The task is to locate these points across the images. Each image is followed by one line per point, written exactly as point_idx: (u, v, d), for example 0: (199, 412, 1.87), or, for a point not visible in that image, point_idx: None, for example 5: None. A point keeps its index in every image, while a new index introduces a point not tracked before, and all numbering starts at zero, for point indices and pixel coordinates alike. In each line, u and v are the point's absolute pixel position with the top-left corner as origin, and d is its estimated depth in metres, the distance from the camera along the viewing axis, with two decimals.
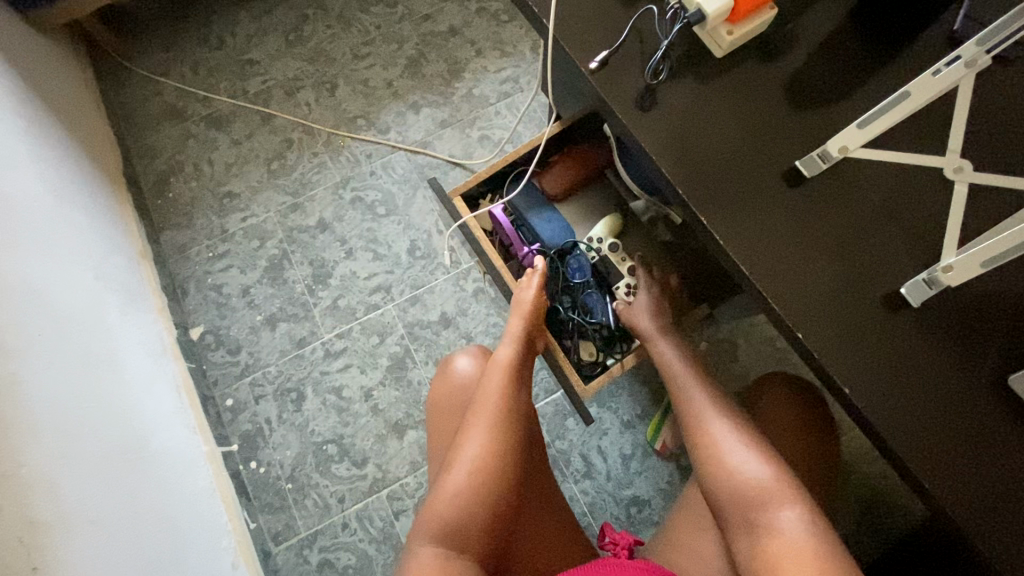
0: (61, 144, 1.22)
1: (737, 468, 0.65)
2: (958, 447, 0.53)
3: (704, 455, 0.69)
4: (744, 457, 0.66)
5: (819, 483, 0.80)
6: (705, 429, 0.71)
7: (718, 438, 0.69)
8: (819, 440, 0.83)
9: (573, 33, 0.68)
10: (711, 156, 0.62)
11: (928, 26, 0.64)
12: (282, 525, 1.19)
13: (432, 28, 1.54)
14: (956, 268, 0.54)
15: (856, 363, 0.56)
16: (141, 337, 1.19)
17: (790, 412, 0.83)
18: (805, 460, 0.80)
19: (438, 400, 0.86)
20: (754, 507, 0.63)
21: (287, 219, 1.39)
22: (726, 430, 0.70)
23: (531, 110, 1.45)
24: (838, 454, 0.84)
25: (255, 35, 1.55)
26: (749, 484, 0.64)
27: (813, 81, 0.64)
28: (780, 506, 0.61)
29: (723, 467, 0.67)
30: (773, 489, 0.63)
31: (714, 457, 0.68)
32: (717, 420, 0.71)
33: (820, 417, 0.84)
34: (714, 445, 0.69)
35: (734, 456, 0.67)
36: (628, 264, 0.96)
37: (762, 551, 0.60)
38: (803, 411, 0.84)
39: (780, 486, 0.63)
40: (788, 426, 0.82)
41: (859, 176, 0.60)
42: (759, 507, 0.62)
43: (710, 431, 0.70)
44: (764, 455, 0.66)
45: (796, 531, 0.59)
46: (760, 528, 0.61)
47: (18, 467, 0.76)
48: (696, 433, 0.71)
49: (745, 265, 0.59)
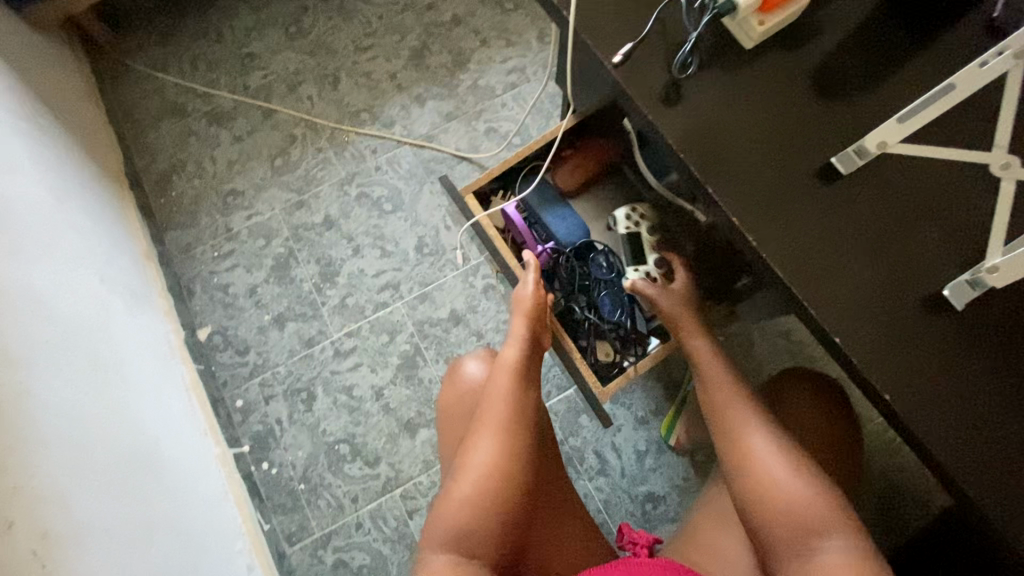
0: (61, 144, 1.20)
1: (766, 470, 0.64)
2: (1004, 453, 0.51)
3: (738, 469, 0.66)
4: (785, 474, 0.63)
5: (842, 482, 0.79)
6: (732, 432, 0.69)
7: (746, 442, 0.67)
8: (842, 438, 0.81)
9: (594, 24, 0.65)
10: (742, 153, 0.60)
11: (965, 13, 0.61)
12: (295, 525, 1.18)
13: (436, 18, 1.50)
14: (1003, 269, 0.52)
15: (897, 368, 0.54)
16: (148, 340, 1.17)
17: (812, 410, 0.82)
18: (828, 457, 0.79)
19: (447, 404, 0.84)
20: (793, 525, 0.61)
21: (292, 216, 1.37)
22: (761, 443, 0.66)
23: (538, 102, 1.42)
24: (861, 451, 0.82)
25: (254, 28, 1.52)
26: (789, 502, 0.62)
27: (846, 71, 0.61)
28: (824, 527, 0.60)
29: (760, 484, 0.64)
30: (802, 493, 0.61)
31: (748, 472, 0.65)
32: (748, 425, 0.68)
33: (842, 413, 0.82)
34: (749, 459, 0.66)
35: (772, 471, 0.64)
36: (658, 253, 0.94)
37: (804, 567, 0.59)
38: (825, 407, 0.82)
39: (810, 490, 0.62)
40: (809, 424, 0.81)
41: (893, 171, 0.58)
42: (800, 527, 0.60)
43: (737, 435, 0.68)
44: (804, 470, 0.63)
45: (839, 553, 0.58)
46: (799, 547, 0.60)
47: (28, 479, 0.74)
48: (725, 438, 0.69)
49: (779, 267, 0.57)
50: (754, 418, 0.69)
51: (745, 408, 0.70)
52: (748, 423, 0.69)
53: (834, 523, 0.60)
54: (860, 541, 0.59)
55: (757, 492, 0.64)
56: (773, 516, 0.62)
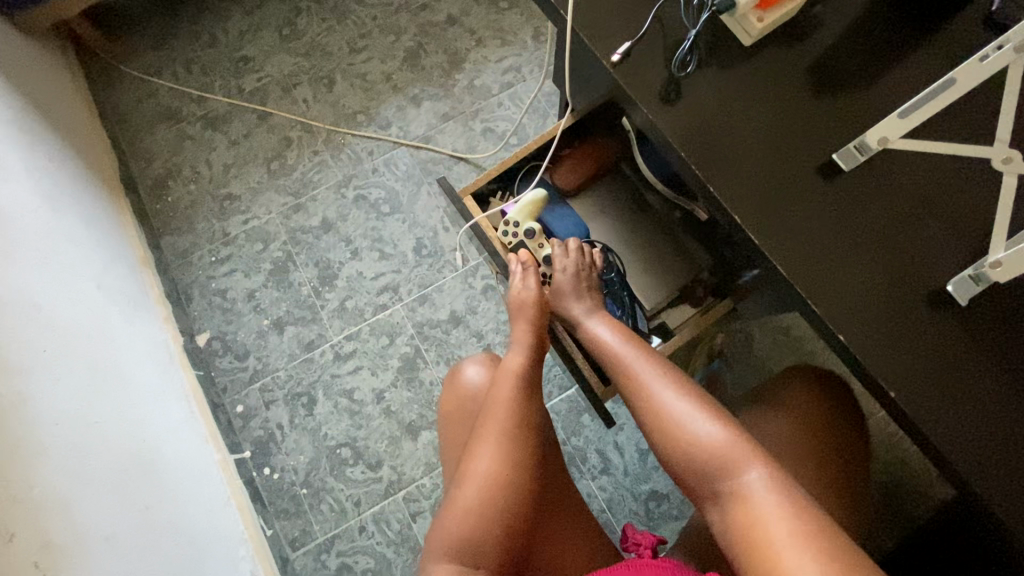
0: (54, 151, 1.19)
1: (688, 434, 0.63)
2: (1009, 446, 0.51)
3: (650, 423, 0.66)
4: (696, 421, 0.63)
5: (849, 469, 0.79)
6: (645, 397, 0.68)
7: (661, 405, 0.66)
8: (842, 426, 0.81)
9: (592, 23, 0.65)
10: (743, 150, 0.60)
11: (965, 5, 0.61)
12: (298, 530, 1.18)
13: (430, 18, 1.50)
14: (1005, 263, 0.52)
15: (901, 363, 0.54)
16: (148, 347, 1.17)
17: (811, 399, 0.82)
18: (831, 444, 0.79)
19: (448, 410, 0.84)
20: (715, 474, 0.60)
21: (290, 220, 1.37)
22: (670, 393, 0.67)
23: (535, 102, 1.42)
24: (866, 440, 0.82)
25: (248, 31, 1.51)
26: (713, 460, 0.61)
27: (846, 66, 0.61)
28: (746, 470, 0.59)
29: (673, 434, 0.64)
30: (731, 451, 0.60)
31: (659, 423, 0.65)
32: (659, 389, 0.68)
33: (841, 401, 0.83)
34: (658, 410, 0.66)
35: (685, 419, 0.64)
36: (544, 251, 0.91)
37: (738, 522, 0.56)
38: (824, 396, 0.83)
39: (738, 447, 0.60)
40: (809, 413, 0.81)
41: (895, 168, 0.58)
42: (725, 480, 0.59)
43: (651, 399, 0.67)
44: (719, 417, 0.63)
45: (764, 494, 0.56)
46: (727, 494, 0.59)
47: (29, 489, 0.74)
48: (640, 404, 0.68)
49: (781, 264, 0.57)
50: (666, 379, 0.69)
51: (650, 362, 0.71)
52: (656, 376, 0.69)
53: (754, 465, 0.59)
54: (787, 482, 0.57)
55: (674, 443, 0.64)
56: (693, 465, 0.62)
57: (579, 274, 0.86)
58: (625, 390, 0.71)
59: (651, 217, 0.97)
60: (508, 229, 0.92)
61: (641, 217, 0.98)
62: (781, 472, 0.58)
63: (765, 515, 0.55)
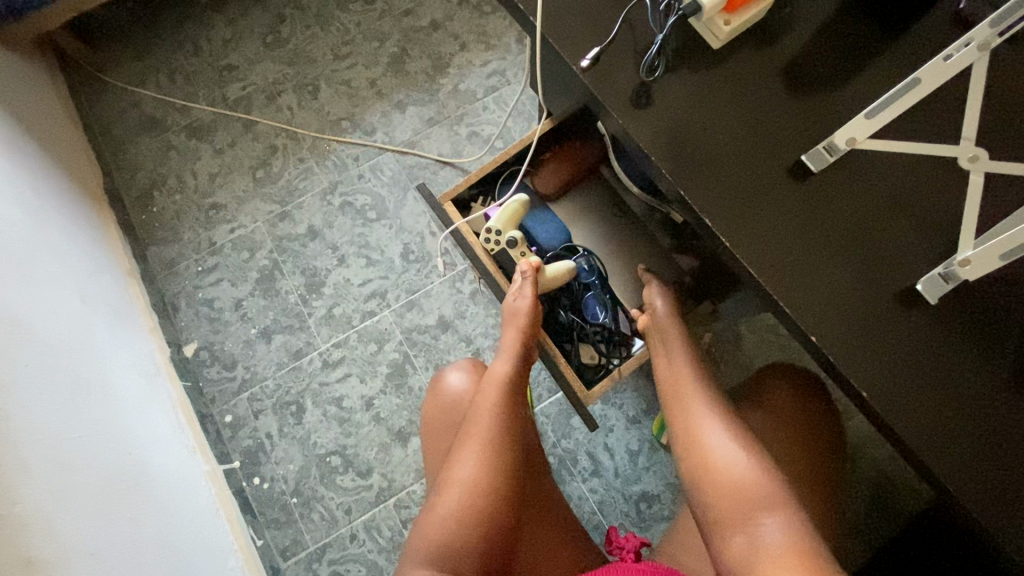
0: (36, 163, 1.19)
1: (726, 470, 0.66)
2: (982, 443, 0.51)
3: (688, 454, 0.71)
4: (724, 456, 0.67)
5: (826, 460, 0.81)
6: (693, 433, 0.72)
7: (708, 442, 0.70)
8: (819, 418, 0.83)
9: (563, 29, 0.65)
10: (715, 154, 0.60)
11: (933, 5, 0.61)
12: (289, 540, 1.17)
13: (414, 23, 1.50)
14: (974, 262, 0.51)
15: (876, 365, 0.54)
16: (133, 358, 1.16)
17: (789, 394, 0.84)
18: (811, 435, 0.81)
19: (432, 418, 0.84)
20: (739, 508, 0.63)
21: (276, 228, 1.36)
22: (718, 435, 0.70)
23: (519, 105, 1.42)
24: (841, 430, 0.85)
25: (231, 39, 1.50)
26: (742, 493, 0.64)
27: (815, 68, 0.61)
28: (757, 508, 0.62)
29: (704, 467, 0.68)
30: (759, 490, 0.63)
31: (700, 460, 0.69)
32: (710, 428, 0.71)
33: (817, 396, 0.84)
34: (698, 443, 0.70)
35: (715, 454, 0.68)
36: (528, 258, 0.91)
37: (748, 554, 0.60)
38: (802, 392, 0.84)
39: (765, 488, 0.63)
40: (787, 407, 0.83)
41: (866, 166, 0.58)
42: (747, 514, 0.62)
43: (700, 436, 0.71)
44: (754, 459, 0.66)
45: (776, 533, 0.60)
46: (737, 527, 0.62)
47: (12, 505, 0.74)
48: (688, 440, 0.72)
49: (755, 267, 0.57)
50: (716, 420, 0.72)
51: (702, 394, 0.76)
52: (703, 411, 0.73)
53: (765, 504, 0.62)
54: (796, 523, 0.60)
55: (701, 475, 0.68)
56: (721, 501, 0.65)
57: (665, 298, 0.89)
58: (675, 422, 0.75)
59: (631, 223, 1.00)
60: (490, 237, 0.92)
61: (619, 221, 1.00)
62: (789, 512, 0.61)
63: (768, 553, 0.58)
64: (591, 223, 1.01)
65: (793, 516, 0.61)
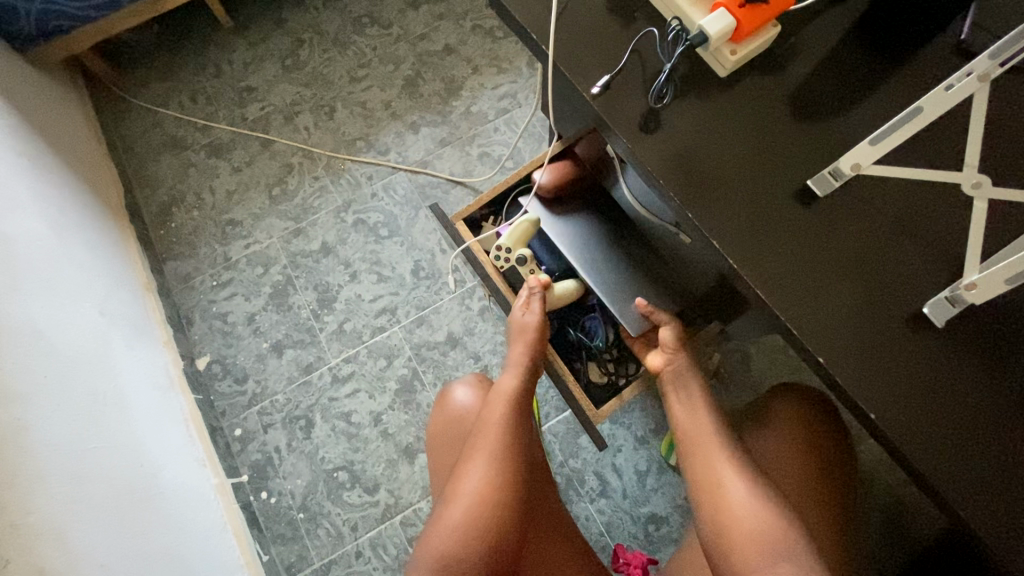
0: (61, 179, 1.23)
1: (746, 527, 0.65)
2: (993, 469, 0.51)
3: (704, 495, 0.69)
4: (731, 481, 0.69)
5: (837, 480, 0.80)
6: (710, 478, 0.70)
7: (728, 493, 0.68)
8: (830, 439, 0.83)
9: (573, 57, 0.67)
10: (721, 178, 0.61)
11: (935, 35, 0.63)
12: (294, 556, 1.17)
13: (428, 47, 1.54)
14: (980, 285, 0.52)
15: (885, 390, 0.54)
16: (148, 371, 1.18)
17: (799, 416, 0.84)
18: (824, 457, 0.81)
19: (438, 431, 0.84)
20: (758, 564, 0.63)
21: (290, 244, 1.39)
22: (737, 487, 0.68)
23: (531, 126, 1.45)
24: (853, 450, 0.85)
25: (252, 62, 1.55)
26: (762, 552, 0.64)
27: (820, 95, 0.63)
28: (776, 555, 0.63)
29: (709, 486, 0.69)
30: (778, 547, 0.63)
31: (720, 515, 0.67)
32: (728, 476, 0.69)
33: (827, 417, 0.85)
34: (714, 486, 0.69)
35: (730, 499, 0.67)
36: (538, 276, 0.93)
37: None
38: (812, 413, 0.84)
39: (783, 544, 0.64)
40: (796, 428, 0.83)
41: (870, 192, 0.59)
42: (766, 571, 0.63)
43: (718, 484, 0.69)
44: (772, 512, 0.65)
45: None
46: None
47: (25, 515, 0.75)
48: (705, 487, 0.70)
49: (762, 290, 0.58)
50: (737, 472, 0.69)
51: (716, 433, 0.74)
52: (717, 451, 0.72)
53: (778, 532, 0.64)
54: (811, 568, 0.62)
55: (719, 520, 0.67)
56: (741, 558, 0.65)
57: (681, 345, 0.84)
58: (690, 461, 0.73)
59: (636, 246, 0.92)
60: (501, 255, 0.94)
61: (618, 245, 0.92)
62: (804, 557, 0.63)
63: None
64: (586, 247, 0.92)
65: (807, 561, 0.63)
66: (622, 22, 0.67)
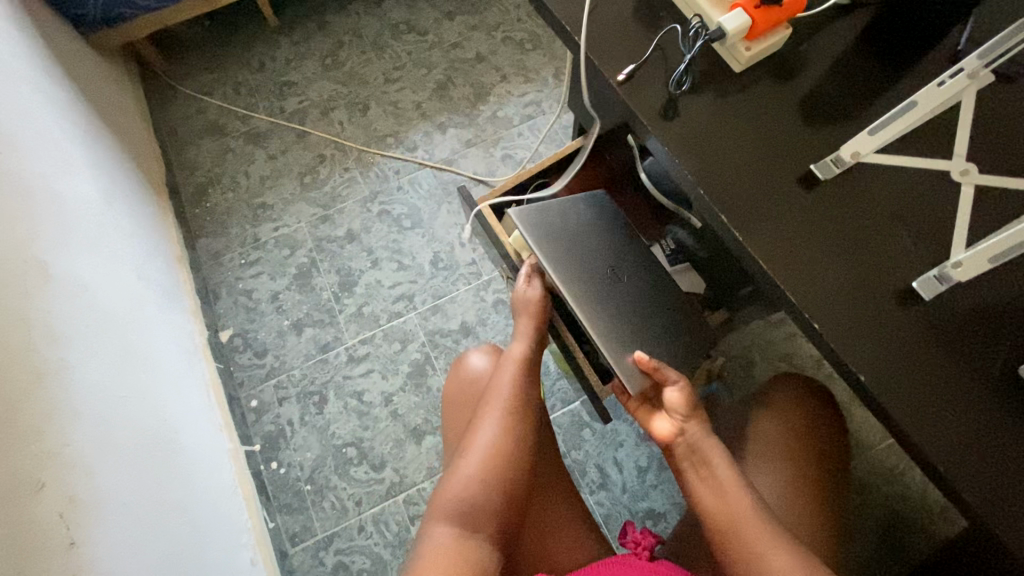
0: (110, 151, 1.31)
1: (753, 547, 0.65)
2: (976, 436, 0.55)
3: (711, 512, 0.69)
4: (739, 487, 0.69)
5: (831, 466, 0.85)
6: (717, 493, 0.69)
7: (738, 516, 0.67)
8: (826, 429, 0.87)
9: (602, 49, 0.73)
10: (732, 159, 0.67)
11: (933, 47, 0.69)
12: (299, 526, 1.20)
13: (460, 55, 1.63)
14: (965, 264, 0.58)
15: (876, 358, 0.58)
16: (175, 336, 1.23)
17: (797, 406, 0.88)
18: (818, 444, 0.85)
19: (451, 395, 0.89)
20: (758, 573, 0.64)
21: (317, 229, 1.46)
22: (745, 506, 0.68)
23: (553, 132, 1.52)
24: (847, 438, 0.89)
25: (294, 59, 1.65)
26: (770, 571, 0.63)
27: (826, 94, 0.68)
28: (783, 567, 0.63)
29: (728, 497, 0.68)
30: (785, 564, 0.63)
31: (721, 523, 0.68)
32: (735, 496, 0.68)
33: (823, 406, 0.89)
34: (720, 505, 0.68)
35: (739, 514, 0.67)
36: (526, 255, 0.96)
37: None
38: (809, 405, 0.88)
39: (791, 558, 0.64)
40: (795, 417, 0.87)
41: (870, 178, 0.64)
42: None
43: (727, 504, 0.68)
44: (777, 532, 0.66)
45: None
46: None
47: (63, 445, 0.80)
48: (715, 507, 0.69)
49: (766, 260, 0.63)
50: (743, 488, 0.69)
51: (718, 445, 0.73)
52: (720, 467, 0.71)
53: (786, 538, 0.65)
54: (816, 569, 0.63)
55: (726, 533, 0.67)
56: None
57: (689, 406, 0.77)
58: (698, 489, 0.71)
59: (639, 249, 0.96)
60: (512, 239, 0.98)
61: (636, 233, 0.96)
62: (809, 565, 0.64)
63: None
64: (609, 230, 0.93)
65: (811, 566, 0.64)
66: (647, 22, 0.74)
